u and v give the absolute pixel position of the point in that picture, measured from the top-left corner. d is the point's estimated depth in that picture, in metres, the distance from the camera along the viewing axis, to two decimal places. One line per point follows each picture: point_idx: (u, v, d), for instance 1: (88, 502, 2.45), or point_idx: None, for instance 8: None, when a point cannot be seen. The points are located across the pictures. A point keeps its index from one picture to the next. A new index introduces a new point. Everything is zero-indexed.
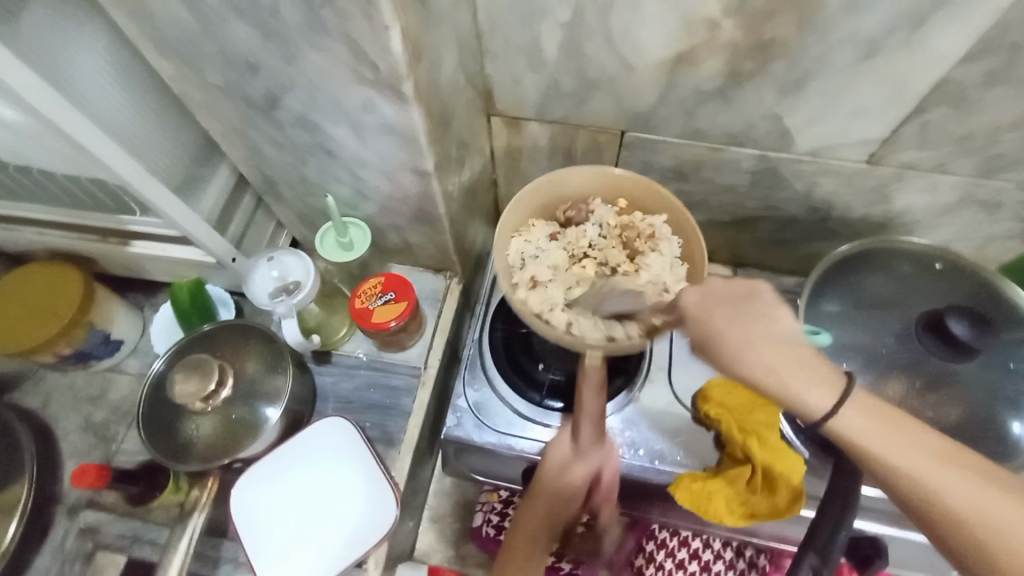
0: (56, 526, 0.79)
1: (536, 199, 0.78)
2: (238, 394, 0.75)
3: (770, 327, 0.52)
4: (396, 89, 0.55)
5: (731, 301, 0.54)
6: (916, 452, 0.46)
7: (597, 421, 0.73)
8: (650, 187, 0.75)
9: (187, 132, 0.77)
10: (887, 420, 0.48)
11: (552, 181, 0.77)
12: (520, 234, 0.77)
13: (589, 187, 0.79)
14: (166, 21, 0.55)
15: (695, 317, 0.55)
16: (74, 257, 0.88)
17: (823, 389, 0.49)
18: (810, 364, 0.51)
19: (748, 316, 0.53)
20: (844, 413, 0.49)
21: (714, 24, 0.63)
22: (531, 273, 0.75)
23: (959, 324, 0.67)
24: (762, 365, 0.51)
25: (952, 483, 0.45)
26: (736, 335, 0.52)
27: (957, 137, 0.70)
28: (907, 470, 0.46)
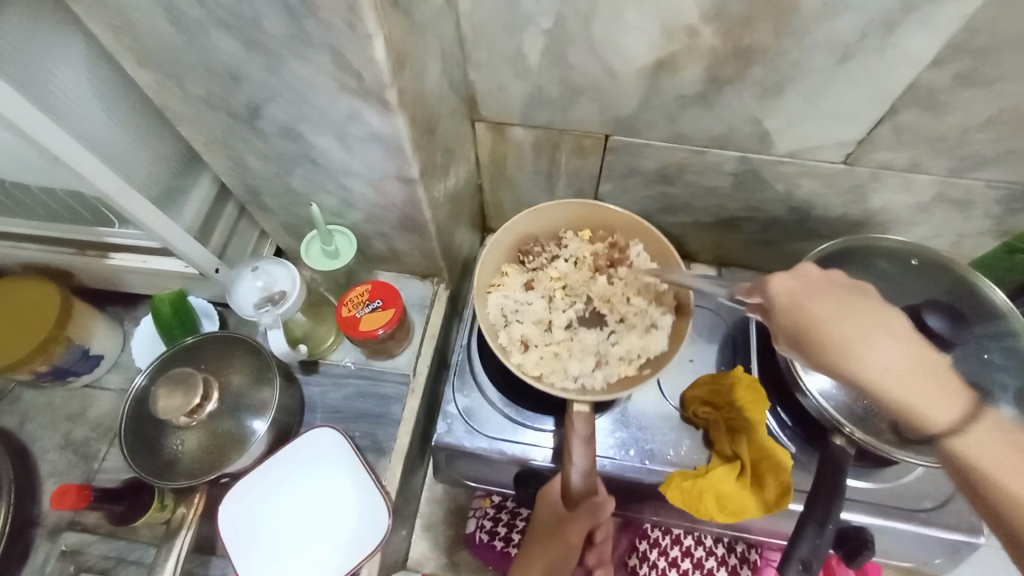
0: (37, 548, 0.77)
1: (506, 245, 0.80)
2: (223, 407, 0.73)
3: (890, 327, 0.54)
4: (381, 98, 0.55)
5: (848, 296, 0.56)
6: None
7: (587, 477, 0.69)
8: (622, 215, 0.78)
9: (167, 141, 0.76)
10: (1017, 448, 0.48)
11: (523, 221, 0.79)
12: (497, 288, 0.79)
13: (559, 223, 0.81)
14: (146, 34, 0.55)
15: (791, 309, 0.56)
16: (50, 271, 0.86)
17: (947, 403, 0.52)
18: (933, 373, 0.53)
19: (851, 308, 0.55)
20: (966, 423, 0.51)
21: (694, 30, 0.64)
22: (516, 328, 0.77)
23: (936, 319, 0.69)
24: (885, 364, 0.52)
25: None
26: (850, 328, 0.53)
27: (930, 138, 0.72)
28: (1008, 482, 0.46)
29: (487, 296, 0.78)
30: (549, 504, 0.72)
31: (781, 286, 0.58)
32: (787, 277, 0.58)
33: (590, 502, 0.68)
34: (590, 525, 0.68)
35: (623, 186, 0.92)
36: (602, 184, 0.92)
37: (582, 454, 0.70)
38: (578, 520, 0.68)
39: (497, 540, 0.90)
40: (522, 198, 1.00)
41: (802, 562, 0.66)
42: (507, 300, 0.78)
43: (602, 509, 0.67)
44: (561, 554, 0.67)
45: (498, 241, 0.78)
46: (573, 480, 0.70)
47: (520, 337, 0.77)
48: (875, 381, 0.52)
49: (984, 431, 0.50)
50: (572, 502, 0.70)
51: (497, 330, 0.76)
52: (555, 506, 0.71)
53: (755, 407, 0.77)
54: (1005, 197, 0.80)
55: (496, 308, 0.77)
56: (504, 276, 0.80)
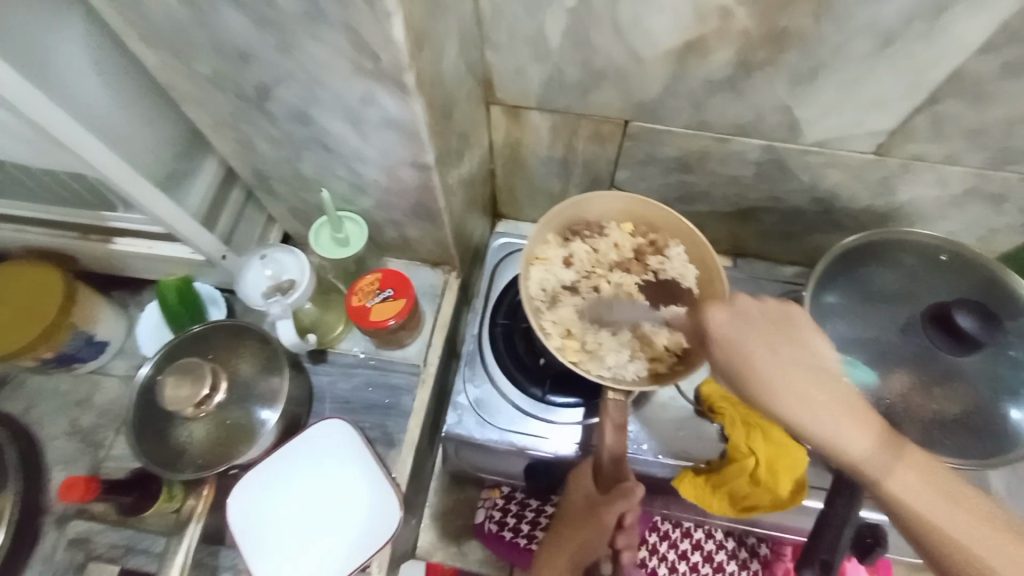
0: (44, 536, 0.77)
1: (558, 219, 0.75)
2: (232, 397, 0.72)
3: (797, 360, 0.54)
4: (399, 82, 0.51)
5: (758, 323, 0.56)
6: (912, 483, 0.48)
7: (616, 461, 0.69)
8: (669, 216, 0.74)
9: (171, 122, 0.73)
10: (911, 463, 0.49)
11: (572, 205, 0.74)
12: (540, 263, 0.74)
13: (605, 212, 0.77)
14: (148, 10, 0.51)
15: (725, 343, 0.56)
16: (51, 255, 0.83)
17: (858, 429, 0.52)
18: (846, 401, 0.52)
19: (772, 345, 0.55)
20: (874, 447, 0.51)
21: (728, 12, 0.60)
22: (553, 304, 0.74)
23: (966, 319, 0.67)
24: (789, 401, 0.52)
25: (943, 516, 0.47)
26: (767, 363, 0.54)
27: (968, 129, 0.69)
28: (917, 504, 0.48)
29: (529, 267, 0.74)
30: (582, 487, 0.72)
31: (717, 318, 0.57)
32: (721, 309, 0.57)
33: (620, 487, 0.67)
34: (623, 509, 0.66)
35: (641, 174, 0.89)
36: (620, 171, 0.89)
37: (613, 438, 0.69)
38: (612, 505, 0.66)
39: (507, 530, 0.90)
40: (535, 185, 0.97)
41: (823, 563, 0.65)
42: (548, 275, 0.74)
43: (633, 494, 0.65)
44: (592, 535, 0.67)
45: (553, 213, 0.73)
46: (603, 463, 0.70)
47: (557, 315, 0.73)
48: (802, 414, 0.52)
49: (913, 467, 0.49)
50: (604, 486, 0.69)
51: (536, 307, 0.73)
52: (588, 490, 0.71)
53: None
54: None
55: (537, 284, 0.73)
56: (549, 248, 0.75)
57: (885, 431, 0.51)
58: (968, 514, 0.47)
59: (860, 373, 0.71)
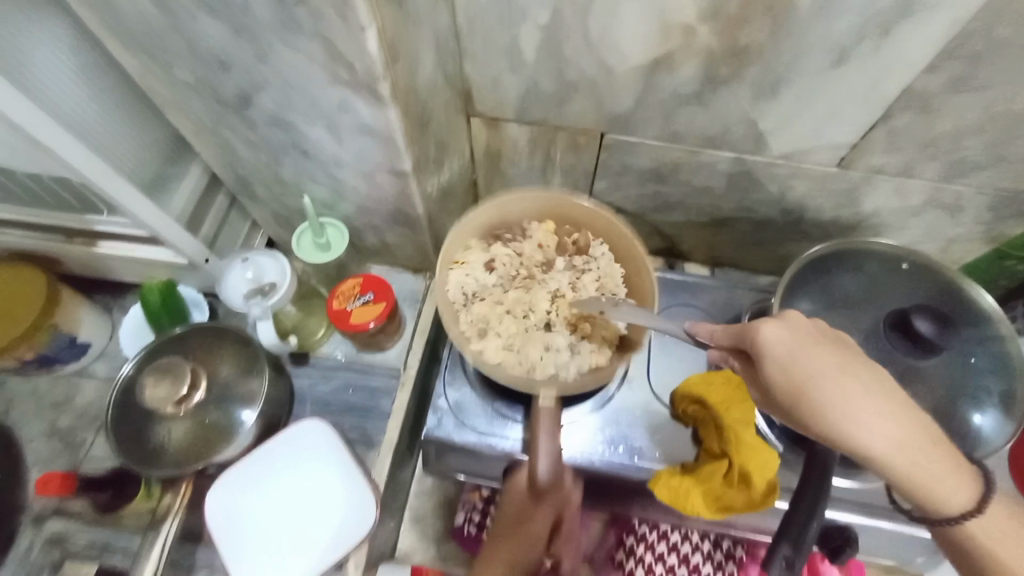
0: (20, 536, 0.77)
1: (478, 222, 0.77)
2: (211, 397, 0.73)
3: (878, 390, 0.55)
4: (373, 90, 0.54)
5: (813, 347, 0.57)
6: (932, 468, 0.54)
7: (554, 463, 0.73)
8: (590, 211, 0.77)
9: (156, 128, 0.75)
10: (936, 455, 0.55)
11: (493, 207, 0.77)
12: (459, 266, 0.76)
13: (525, 213, 0.80)
14: (134, 18, 0.54)
15: (782, 359, 0.57)
16: (35, 258, 0.85)
17: (959, 485, 0.55)
18: (893, 406, 0.55)
19: (822, 360, 0.56)
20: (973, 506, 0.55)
21: (690, 29, 0.64)
22: (475, 310, 0.74)
23: (924, 323, 0.71)
24: (848, 412, 0.54)
25: (948, 487, 0.55)
26: (824, 385, 0.55)
27: (921, 142, 0.72)
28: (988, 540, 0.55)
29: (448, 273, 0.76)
30: (517, 493, 0.76)
31: (772, 334, 0.58)
32: (778, 325, 0.57)
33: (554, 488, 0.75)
34: (553, 507, 0.74)
35: (617, 184, 0.92)
36: (597, 181, 0.92)
37: (548, 445, 0.73)
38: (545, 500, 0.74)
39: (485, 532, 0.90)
40: None
41: (785, 559, 0.66)
42: (469, 279, 0.75)
43: (565, 489, 0.75)
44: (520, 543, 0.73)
45: (471, 217, 0.77)
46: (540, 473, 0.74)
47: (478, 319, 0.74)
48: (871, 455, 0.54)
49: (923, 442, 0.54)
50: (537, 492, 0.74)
51: (453, 309, 0.74)
52: (522, 498, 0.75)
53: (737, 406, 0.78)
54: (996, 203, 0.80)
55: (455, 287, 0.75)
56: (466, 253, 0.77)
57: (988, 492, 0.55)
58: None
59: None
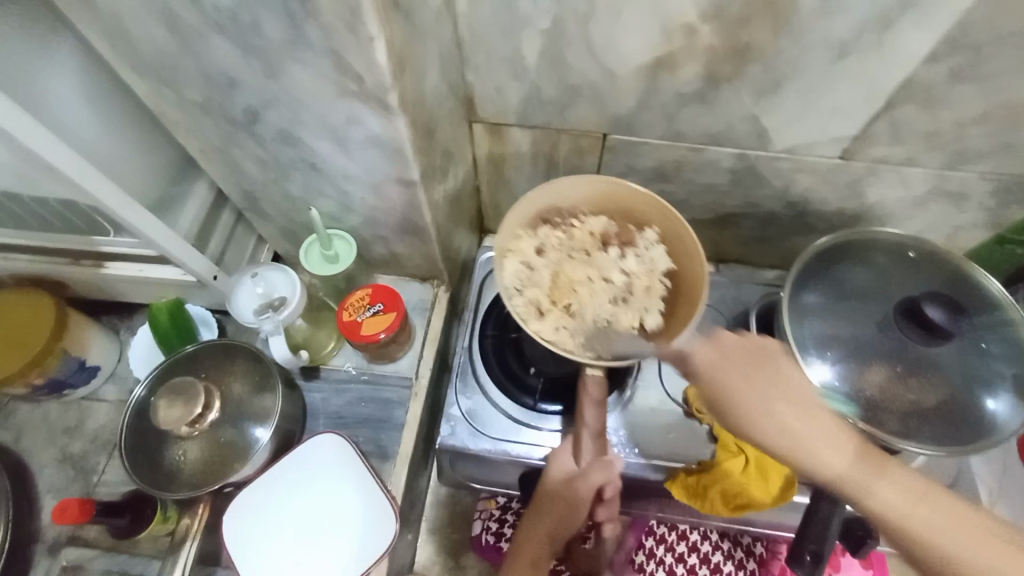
0: (36, 565, 0.76)
1: (530, 207, 0.70)
2: (225, 416, 0.72)
3: (782, 389, 0.58)
4: (381, 101, 0.54)
5: (746, 360, 0.60)
6: (894, 488, 0.55)
7: (598, 437, 0.71)
8: (652, 201, 0.68)
9: (163, 147, 0.75)
10: (901, 483, 0.55)
11: (548, 192, 0.70)
12: (513, 254, 0.69)
13: (580, 197, 0.72)
14: (140, 40, 0.54)
15: (710, 380, 0.60)
16: (43, 283, 0.84)
17: (841, 449, 0.57)
18: (834, 430, 0.57)
19: (755, 377, 0.59)
20: (880, 479, 0.55)
21: (692, 29, 0.64)
22: (529, 295, 0.68)
23: (936, 312, 0.70)
24: (782, 427, 0.57)
25: (936, 529, 0.53)
26: (758, 402, 0.58)
27: (924, 132, 0.73)
28: (937, 539, 0.52)
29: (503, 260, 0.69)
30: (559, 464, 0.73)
31: (703, 355, 0.61)
32: (705, 346, 0.61)
33: (602, 458, 0.69)
34: (603, 479, 0.69)
35: None
36: None
37: (594, 413, 0.69)
38: (590, 476, 0.69)
39: (504, 540, 0.90)
40: (520, 199, 1.00)
41: (812, 552, 0.67)
42: (522, 267, 0.69)
43: (613, 467, 0.69)
44: (573, 507, 0.68)
45: (522, 205, 0.69)
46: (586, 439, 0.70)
47: (532, 301, 0.68)
48: (791, 449, 0.56)
49: (889, 481, 0.55)
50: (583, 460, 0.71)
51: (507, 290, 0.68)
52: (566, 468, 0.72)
53: None
54: (998, 189, 0.81)
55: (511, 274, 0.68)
56: (520, 240, 0.70)
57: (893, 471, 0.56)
58: (982, 537, 0.52)
59: (840, 368, 0.74)
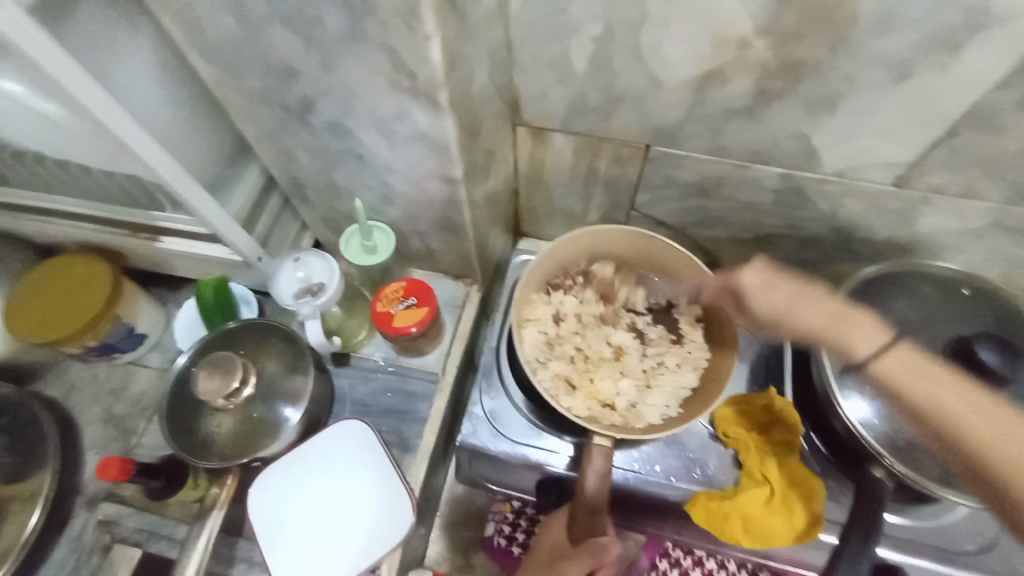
0: (75, 516, 0.81)
1: (551, 263, 0.81)
2: (258, 393, 0.75)
3: (824, 300, 0.67)
4: (431, 98, 0.55)
5: (782, 286, 0.67)
6: (940, 380, 0.60)
7: (592, 515, 0.71)
8: (682, 256, 0.78)
9: (221, 130, 0.79)
10: (925, 367, 0.62)
11: (576, 242, 0.80)
12: (532, 322, 0.81)
13: (600, 248, 0.83)
14: (211, 28, 0.57)
15: (756, 299, 0.67)
16: (103, 251, 0.90)
17: (863, 338, 0.66)
18: (859, 324, 0.66)
19: (802, 297, 0.67)
20: (885, 352, 0.64)
21: (745, 43, 0.63)
22: (554, 367, 0.80)
23: (988, 352, 0.66)
24: (808, 322, 0.66)
25: (986, 428, 0.56)
26: (800, 309, 0.66)
27: (987, 161, 0.69)
28: (938, 397, 0.59)
29: (524, 329, 0.81)
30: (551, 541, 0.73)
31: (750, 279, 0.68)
32: (755, 273, 0.67)
33: (593, 540, 0.69)
34: (591, 564, 0.67)
35: (661, 198, 0.92)
36: (639, 194, 0.92)
37: (590, 488, 0.71)
38: (578, 555, 0.68)
39: (515, 545, 0.90)
40: (557, 205, 1.01)
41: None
42: (542, 336, 0.81)
43: (603, 551, 0.68)
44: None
45: (540, 264, 0.80)
46: (579, 514, 0.71)
47: (558, 375, 0.79)
48: (831, 331, 0.66)
49: (902, 356, 0.63)
50: (576, 539, 0.71)
51: (532, 363, 0.79)
52: (557, 544, 0.72)
53: None
54: None
55: (532, 343, 0.79)
56: (537, 308, 0.82)
57: (892, 339, 0.65)
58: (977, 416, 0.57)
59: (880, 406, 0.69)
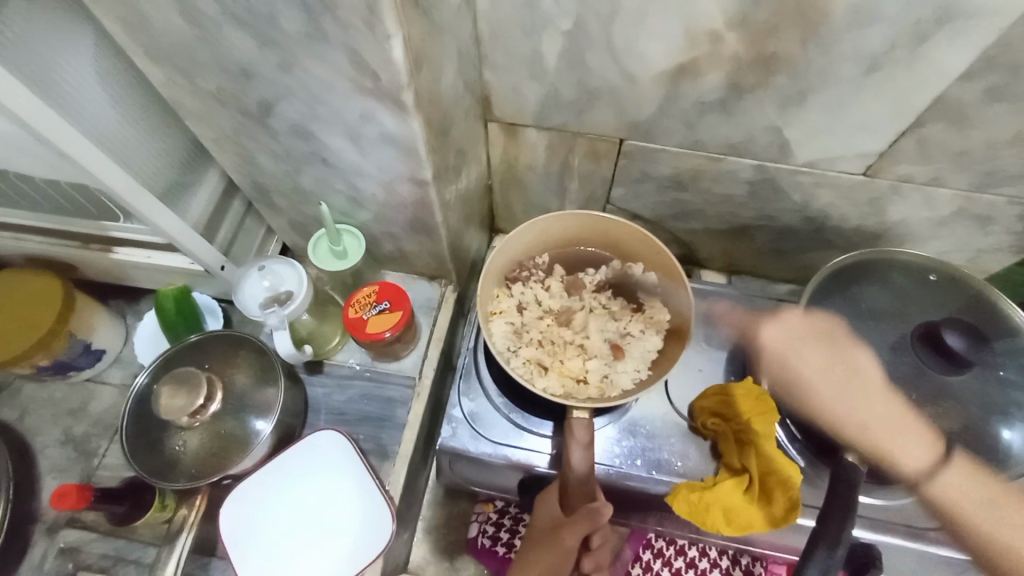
0: (35, 545, 0.77)
1: (508, 255, 0.80)
2: (227, 407, 0.72)
3: (861, 379, 0.70)
4: (397, 100, 0.53)
5: (830, 344, 0.74)
6: (987, 505, 0.62)
7: (582, 484, 0.69)
8: (629, 229, 0.77)
9: (175, 133, 0.74)
10: (981, 483, 0.63)
11: (532, 229, 0.78)
12: (498, 314, 0.79)
13: (554, 234, 0.81)
14: (157, 28, 0.53)
15: (777, 353, 0.76)
16: (53, 263, 0.85)
17: (919, 447, 0.66)
18: (909, 421, 0.67)
19: (833, 363, 0.72)
20: (940, 468, 0.65)
21: (718, 36, 0.62)
22: (524, 354, 0.77)
23: (954, 338, 0.67)
24: (855, 418, 0.68)
25: (975, 509, 0.62)
26: (832, 384, 0.71)
27: (952, 152, 0.70)
28: (974, 520, 0.62)
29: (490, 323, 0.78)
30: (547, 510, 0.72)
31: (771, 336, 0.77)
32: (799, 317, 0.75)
33: (588, 507, 0.66)
34: (587, 529, 0.65)
35: (635, 192, 0.91)
36: (614, 189, 0.91)
37: (578, 459, 0.70)
38: (574, 523, 0.66)
39: (500, 545, 0.91)
40: (532, 201, 0.99)
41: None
42: (509, 326, 0.78)
43: (599, 514, 0.65)
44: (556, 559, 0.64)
45: (498, 257, 0.77)
46: (570, 484, 0.70)
47: (530, 360, 0.76)
48: (862, 425, 0.68)
49: (956, 473, 0.64)
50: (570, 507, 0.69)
51: (503, 354, 0.76)
52: (554, 513, 0.71)
53: (763, 418, 0.75)
54: None
55: (500, 336, 0.77)
56: (500, 301, 0.80)
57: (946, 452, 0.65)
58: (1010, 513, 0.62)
59: (849, 391, 0.70)
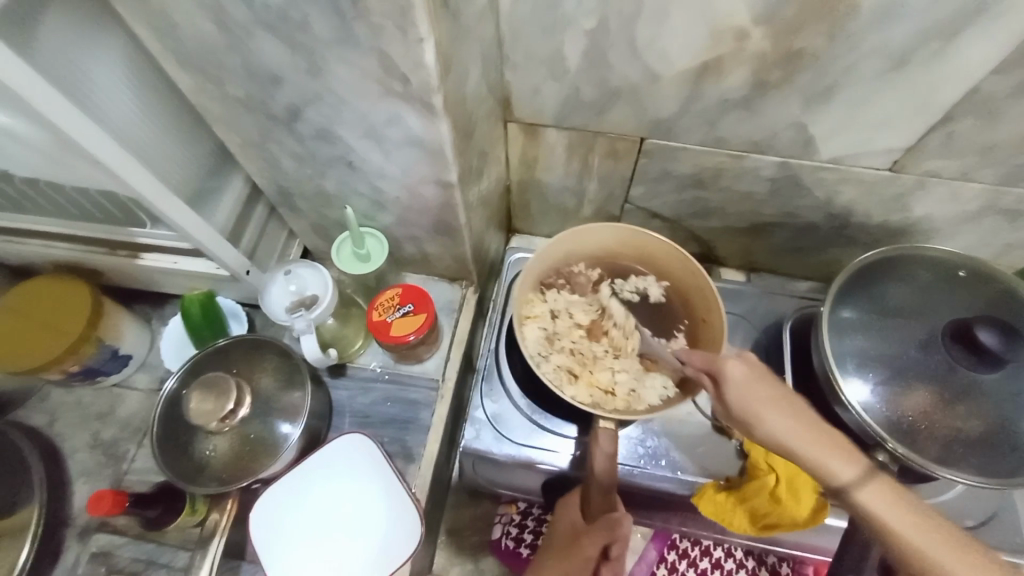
0: (67, 549, 0.78)
1: (544, 261, 0.78)
2: (254, 411, 0.73)
3: None
4: (425, 103, 0.53)
5: None
6: (913, 522, 0.53)
7: (604, 494, 0.70)
8: (667, 247, 0.77)
9: (199, 139, 0.75)
10: (904, 502, 0.54)
11: (570, 235, 0.77)
12: (531, 318, 0.78)
13: (589, 244, 0.80)
14: (186, 35, 0.53)
15: None
16: (80, 270, 0.85)
17: (857, 459, 0.56)
18: None
19: None
20: (870, 483, 0.55)
21: (744, 33, 0.61)
22: (556, 360, 0.76)
23: (988, 335, 0.65)
24: None
25: (915, 530, 0.53)
26: None
27: (982, 146, 0.69)
28: (900, 534, 0.53)
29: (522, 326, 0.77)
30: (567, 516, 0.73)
31: None
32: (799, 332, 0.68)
33: (608, 517, 0.68)
34: (605, 541, 0.66)
35: (655, 191, 0.90)
36: (634, 188, 0.91)
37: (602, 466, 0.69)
38: (593, 534, 0.67)
39: (523, 546, 0.90)
40: (550, 200, 0.99)
41: None
42: (542, 331, 0.77)
43: (619, 527, 0.66)
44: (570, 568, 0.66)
45: (532, 263, 0.77)
46: (594, 493, 0.70)
47: (560, 367, 0.75)
48: None
49: (879, 486, 0.55)
50: (591, 517, 0.70)
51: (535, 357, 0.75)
52: (573, 519, 0.72)
53: None
54: None
55: (532, 339, 0.76)
56: (534, 305, 0.79)
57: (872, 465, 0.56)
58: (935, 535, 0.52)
59: (879, 389, 0.70)
